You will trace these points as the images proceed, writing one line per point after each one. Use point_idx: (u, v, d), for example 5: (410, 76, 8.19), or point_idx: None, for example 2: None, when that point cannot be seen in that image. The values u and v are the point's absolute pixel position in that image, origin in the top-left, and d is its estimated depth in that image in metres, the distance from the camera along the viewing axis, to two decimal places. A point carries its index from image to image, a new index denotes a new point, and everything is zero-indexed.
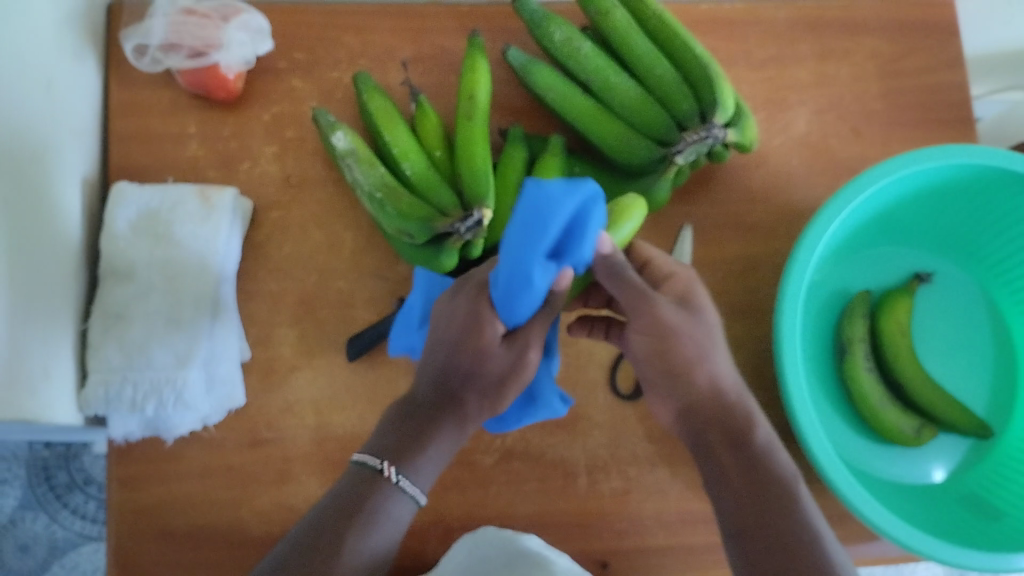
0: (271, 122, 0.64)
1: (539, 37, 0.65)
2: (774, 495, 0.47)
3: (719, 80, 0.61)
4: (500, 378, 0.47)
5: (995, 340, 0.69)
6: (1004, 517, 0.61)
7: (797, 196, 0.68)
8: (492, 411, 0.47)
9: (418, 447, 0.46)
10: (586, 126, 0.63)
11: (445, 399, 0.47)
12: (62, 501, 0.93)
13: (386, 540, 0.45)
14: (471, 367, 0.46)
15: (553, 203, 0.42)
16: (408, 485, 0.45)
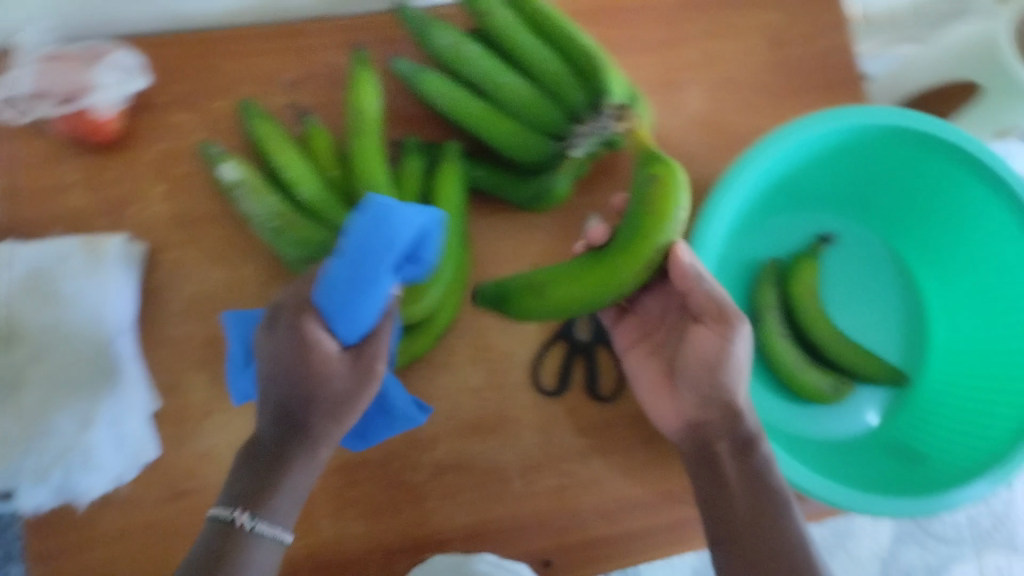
0: (156, 159, 0.62)
1: (422, 43, 0.63)
2: (767, 504, 0.50)
3: (608, 68, 0.60)
4: (335, 404, 0.46)
5: (901, 292, 0.71)
6: (928, 460, 0.63)
7: (700, 175, 0.68)
8: (342, 428, 0.47)
9: (270, 486, 0.46)
10: (481, 130, 0.62)
11: (292, 428, 0.46)
12: None
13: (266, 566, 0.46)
14: (311, 395, 0.45)
15: (393, 212, 0.44)
16: (265, 528, 0.45)
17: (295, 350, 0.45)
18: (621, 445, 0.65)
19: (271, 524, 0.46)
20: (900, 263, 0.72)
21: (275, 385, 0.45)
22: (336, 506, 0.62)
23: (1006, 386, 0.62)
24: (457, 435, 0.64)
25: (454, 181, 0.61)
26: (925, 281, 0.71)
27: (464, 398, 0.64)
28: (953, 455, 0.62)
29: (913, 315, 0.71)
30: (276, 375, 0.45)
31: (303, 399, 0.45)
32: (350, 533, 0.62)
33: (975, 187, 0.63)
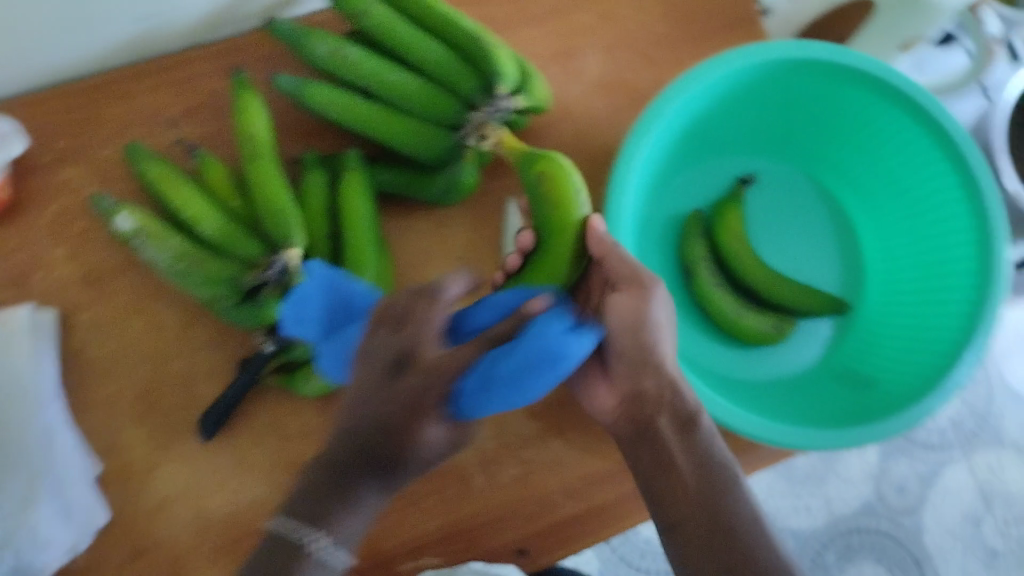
0: (52, 221, 0.61)
1: (301, 53, 0.61)
2: (715, 473, 0.52)
3: (497, 51, 0.59)
4: (429, 456, 0.46)
5: (830, 220, 0.71)
6: (877, 383, 0.63)
7: (608, 136, 0.68)
8: (418, 472, 0.47)
9: (341, 519, 0.46)
10: (376, 132, 0.60)
11: (383, 468, 0.45)
12: None
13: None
14: (408, 451, 0.45)
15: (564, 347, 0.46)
16: (330, 555, 0.46)
17: (407, 413, 0.44)
18: (576, 421, 0.65)
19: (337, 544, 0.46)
20: (823, 191, 0.72)
21: (372, 432, 0.45)
22: None
23: (944, 296, 0.62)
24: None
25: (361, 189, 0.60)
26: (851, 205, 0.71)
27: None
28: (901, 371, 0.62)
29: (845, 240, 0.71)
30: (379, 422, 0.45)
31: (403, 452, 0.45)
32: None
33: (879, 106, 0.63)
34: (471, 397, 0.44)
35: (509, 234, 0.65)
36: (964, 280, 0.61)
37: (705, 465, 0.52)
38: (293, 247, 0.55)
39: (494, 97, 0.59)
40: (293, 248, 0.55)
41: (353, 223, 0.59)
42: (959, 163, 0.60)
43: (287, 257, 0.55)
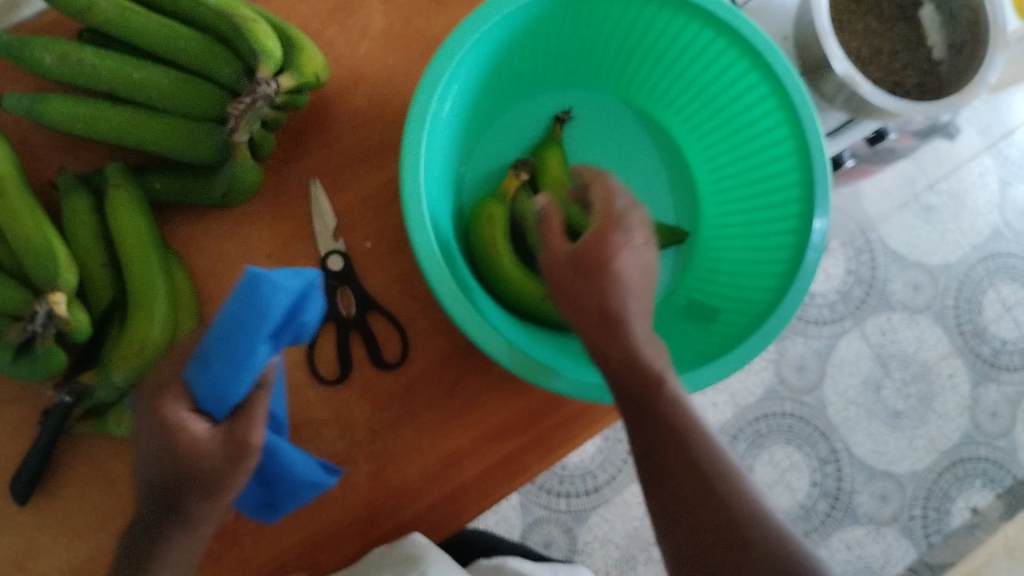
0: None
1: (33, 66, 0.55)
2: (662, 425, 0.47)
3: (249, 30, 0.53)
4: (212, 476, 0.43)
5: (656, 150, 0.70)
6: (719, 314, 0.61)
7: (408, 95, 0.62)
8: (220, 505, 0.45)
9: (154, 559, 0.44)
10: (132, 141, 0.55)
11: (174, 498, 0.44)
12: None
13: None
14: (184, 473, 0.43)
15: (264, 284, 0.42)
16: None
17: (157, 431, 0.43)
18: (427, 404, 0.60)
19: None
20: (647, 119, 0.69)
21: (155, 460, 0.44)
22: None
23: (772, 216, 0.61)
24: None
25: (130, 206, 0.54)
26: (676, 131, 0.69)
27: None
28: (740, 300, 0.60)
29: (673, 169, 0.70)
30: (152, 453, 0.43)
31: (186, 475, 0.43)
32: None
33: (683, 23, 0.59)
34: (187, 381, 0.44)
35: (319, 218, 0.60)
36: (790, 198, 0.59)
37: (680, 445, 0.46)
38: (55, 293, 0.49)
39: (255, 83, 0.53)
40: (57, 296, 0.49)
41: (128, 246, 0.53)
42: (769, 76, 0.57)
43: (51, 305, 0.49)
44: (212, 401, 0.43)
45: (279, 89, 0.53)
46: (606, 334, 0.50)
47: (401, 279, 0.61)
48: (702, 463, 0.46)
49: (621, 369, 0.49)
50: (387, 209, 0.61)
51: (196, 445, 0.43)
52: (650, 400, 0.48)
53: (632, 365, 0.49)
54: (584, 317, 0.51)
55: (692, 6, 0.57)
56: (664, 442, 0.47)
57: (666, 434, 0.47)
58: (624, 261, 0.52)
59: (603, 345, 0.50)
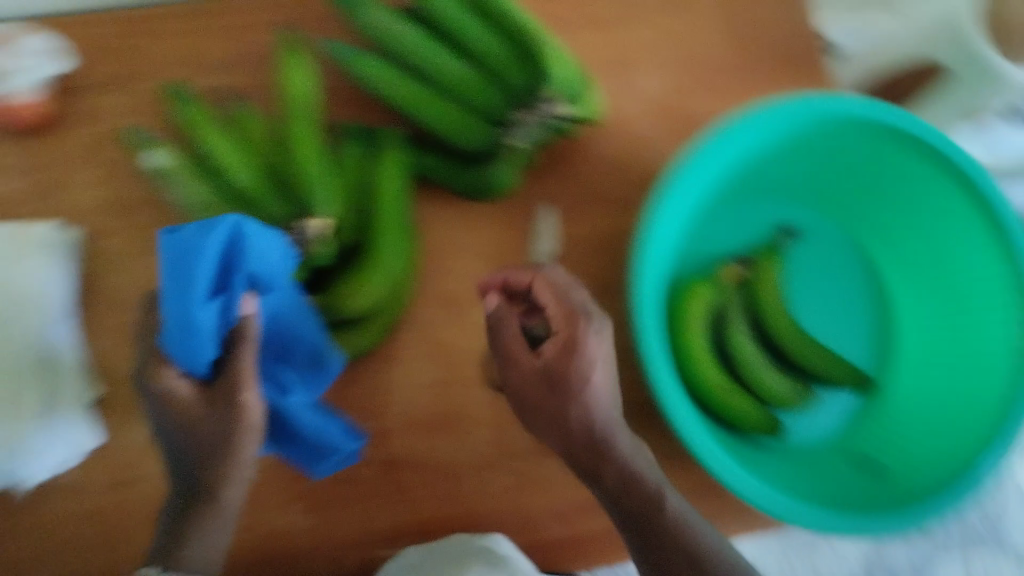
0: (85, 145, 0.60)
1: (353, 15, 0.57)
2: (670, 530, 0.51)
3: (551, 54, 0.55)
4: (221, 438, 0.48)
5: (870, 297, 0.69)
6: (892, 476, 0.60)
7: (657, 161, 0.65)
8: (236, 462, 0.49)
9: (188, 537, 0.49)
10: (416, 114, 0.58)
11: (199, 466, 0.49)
12: None
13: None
14: (208, 437, 0.48)
15: (186, 249, 0.44)
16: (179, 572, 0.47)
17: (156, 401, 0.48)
18: None
19: (201, 559, 0.49)
20: (871, 265, 0.70)
21: (178, 434, 0.49)
22: (288, 499, 0.62)
23: (971, 397, 0.60)
24: (408, 428, 0.63)
25: (398, 173, 0.59)
26: (896, 287, 0.69)
27: (414, 394, 0.63)
28: (919, 469, 0.59)
29: (885, 322, 0.69)
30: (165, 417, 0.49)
31: (202, 441, 0.49)
32: (294, 528, 0.62)
33: (943, 184, 0.61)
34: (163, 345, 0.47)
35: (540, 244, 0.64)
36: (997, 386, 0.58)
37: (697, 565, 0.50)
38: (319, 215, 0.54)
39: (539, 100, 0.56)
40: (320, 218, 0.54)
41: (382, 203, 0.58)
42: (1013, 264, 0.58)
43: (316, 225, 0.54)
44: (186, 357, 0.47)
45: (559, 114, 0.56)
46: (591, 463, 0.52)
47: None
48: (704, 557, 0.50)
49: (619, 489, 0.51)
50: (604, 253, 0.64)
51: (196, 409, 0.48)
52: (644, 506, 0.51)
53: (628, 480, 0.51)
54: (571, 443, 0.52)
55: (965, 175, 0.58)
56: (669, 541, 0.50)
57: (675, 538, 0.51)
58: (597, 374, 0.51)
59: (599, 458, 0.51)
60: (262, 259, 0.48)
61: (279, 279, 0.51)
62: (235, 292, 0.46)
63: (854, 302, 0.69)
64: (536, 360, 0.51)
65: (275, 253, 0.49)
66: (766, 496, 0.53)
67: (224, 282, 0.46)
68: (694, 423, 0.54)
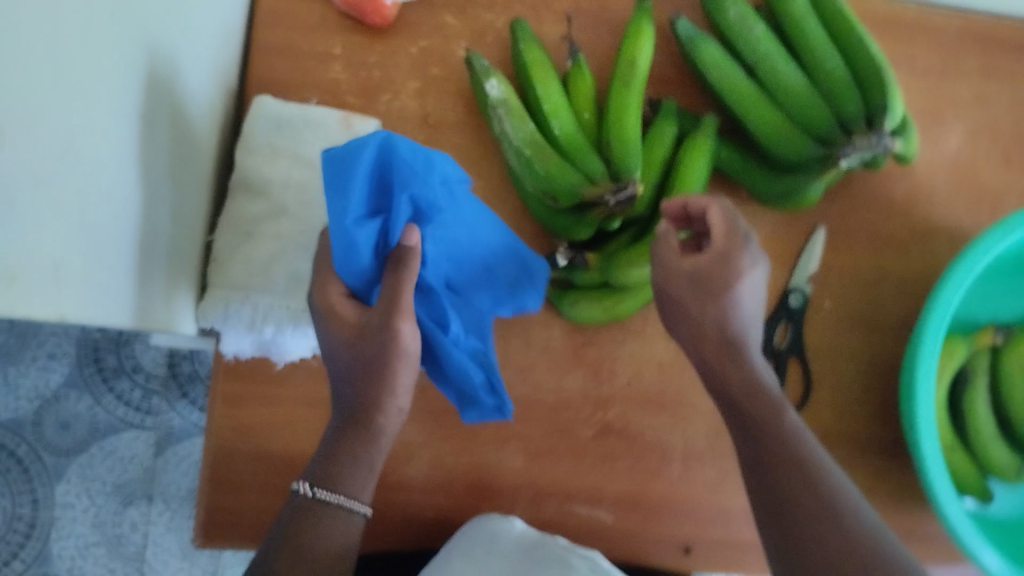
0: (418, 56, 0.62)
1: (710, 11, 0.62)
2: (786, 444, 0.44)
3: (893, 85, 0.57)
4: (380, 359, 0.45)
5: None
6: None
7: (935, 214, 0.66)
8: (394, 391, 0.45)
9: (340, 460, 0.44)
10: (743, 111, 0.60)
11: (357, 391, 0.45)
12: (109, 384, 1.00)
13: (339, 535, 0.43)
14: (370, 360, 0.45)
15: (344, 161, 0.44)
16: (329, 496, 0.43)
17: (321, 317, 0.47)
18: None
19: (343, 493, 0.44)
20: None
21: (338, 361, 0.47)
22: (504, 436, 0.62)
23: None
24: (631, 400, 0.63)
25: (702, 160, 0.59)
26: None
27: (646, 370, 0.64)
28: None
29: None
30: (327, 337, 0.47)
31: (361, 362, 0.45)
32: (508, 466, 0.62)
33: None
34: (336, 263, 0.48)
35: (805, 259, 0.64)
36: None
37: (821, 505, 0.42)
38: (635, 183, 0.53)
39: (877, 128, 0.56)
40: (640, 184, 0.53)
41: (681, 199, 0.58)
42: None
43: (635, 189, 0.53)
44: (349, 274, 0.46)
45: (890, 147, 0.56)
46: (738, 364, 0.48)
47: (833, 352, 0.64)
48: (840, 510, 0.42)
49: (742, 396, 0.47)
50: (861, 289, 0.65)
51: (357, 325, 0.46)
52: (761, 417, 0.46)
53: (753, 391, 0.47)
54: (704, 338, 0.48)
55: None
56: (779, 449, 0.44)
57: (783, 446, 0.44)
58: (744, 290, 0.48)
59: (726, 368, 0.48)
60: (418, 179, 0.46)
61: (439, 205, 0.48)
62: (395, 213, 0.46)
63: None
64: (684, 262, 0.48)
65: (431, 174, 0.48)
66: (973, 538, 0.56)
67: (382, 203, 0.46)
68: (944, 484, 0.56)
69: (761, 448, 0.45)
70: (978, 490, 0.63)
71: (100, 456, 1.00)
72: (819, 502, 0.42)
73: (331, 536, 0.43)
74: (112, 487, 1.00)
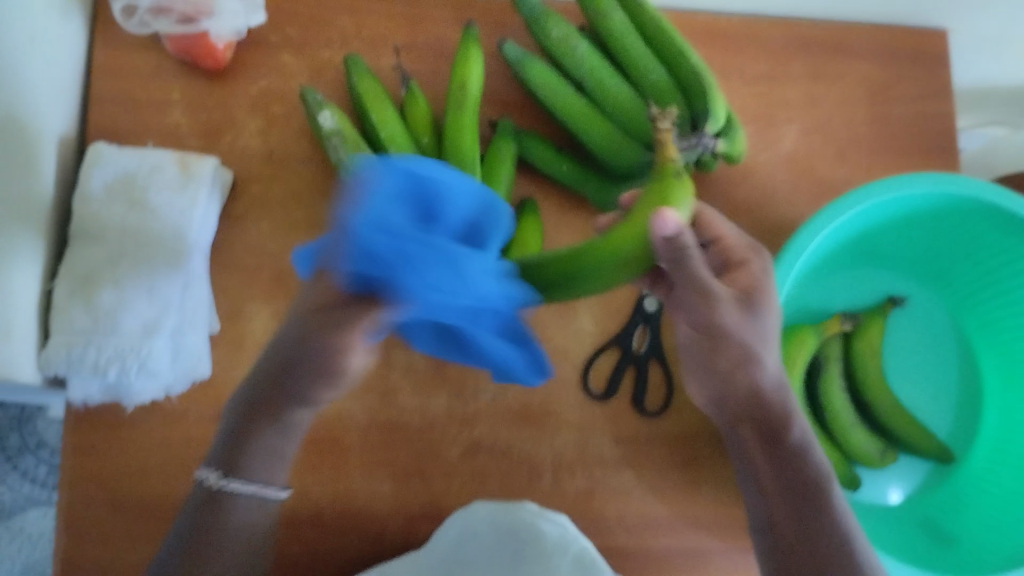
0: (258, 96, 0.64)
1: (536, 32, 0.64)
2: (807, 489, 0.50)
3: (713, 89, 0.58)
4: (335, 361, 0.44)
5: (958, 369, 0.72)
6: (960, 542, 0.65)
7: (779, 212, 0.69)
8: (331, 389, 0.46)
9: (251, 452, 0.47)
10: (577, 125, 0.62)
11: (275, 395, 0.46)
12: (12, 463, 0.94)
13: (250, 516, 0.49)
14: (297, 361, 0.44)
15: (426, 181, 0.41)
16: (237, 487, 0.48)
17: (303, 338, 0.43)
18: (660, 466, 0.65)
19: (260, 481, 0.48)
20: (963, 340, 0.73)
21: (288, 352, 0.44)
22: (368, 464, 0.61)
23: None
24: (495, 418, 0.63)
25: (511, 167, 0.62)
26: (985, 364, 0.72)
27: (510, 386, 0.64)
28: (985, 538, 0.64)
29: (965, 394, 0.72)
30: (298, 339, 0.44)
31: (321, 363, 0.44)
32: (375, 494, 0.61)
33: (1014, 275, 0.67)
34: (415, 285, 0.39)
35: None
36: None
37: (795, 496, 0.50)
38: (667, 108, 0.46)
39: (699, 133, 0.57)
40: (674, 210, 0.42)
41: (526, 241, 0.60)
42: None
43: (676, 223, 0.42)
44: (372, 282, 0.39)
45: (712, 147, 0.57)
46: (780, 424, 0.50)
47: None
48: (816, 495, 0.50)
49: (798, 447, 0.51)
50: None
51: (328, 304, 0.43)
52: (784, 427, 0.51)
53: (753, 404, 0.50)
54: (731, 392, 0.51)
55: None
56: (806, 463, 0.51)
57: (807, 461, 0.51)
58: (728, 311, 0.47)
59: (715, 356, 0.49)
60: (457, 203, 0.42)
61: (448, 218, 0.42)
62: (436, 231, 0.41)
63: (949, 374, 0.72)
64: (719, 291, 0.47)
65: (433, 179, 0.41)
66: None
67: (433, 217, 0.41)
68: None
69: (797, 510, 0.50)
70: (848, 479, 0.64)
71: (8, 537, 0.93)
72: (802, 496, 0.50)
73: (243, 513, 0.48)
74: (21, 568, 0.93)
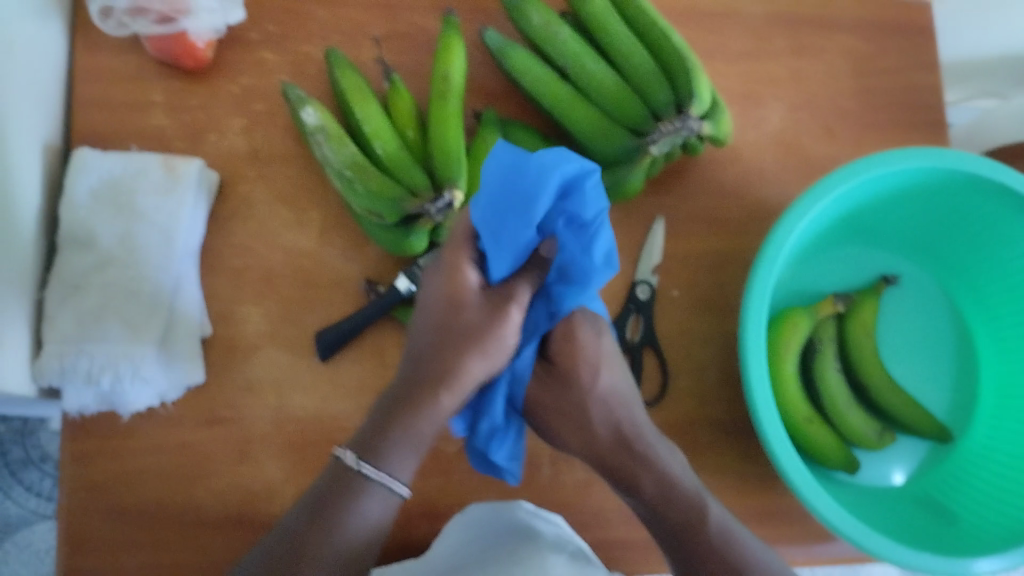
0: (240, 94, 0.64)
1: (517, 20, 0.63)
2: (679, 520, 0.47)
3: (696, 71, 0.58)
4: (472, 321, 0.44)
5: (953, 349, 0.72)
6: (959, 520, 0.65)
7: (769, 191, 0.68)
8: (459, 375, 0.43)
9: (389, 432, 0.43)
10: (561, 112, 0.61)
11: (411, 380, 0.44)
12: (17, 477, 0.94)
13: (376, 513, 0.42)
14: (465, 329, 0.44)
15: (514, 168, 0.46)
16: (372, 472, 0.42)
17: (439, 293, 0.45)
18: None
19: (388, 471, 0.42)
20: (958, 318, 0.73)
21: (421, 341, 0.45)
22: None
23: None
24: None
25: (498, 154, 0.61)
26: (981, 342, 0.72)
27: None
28: (984, 513, 0.64)
29: (961, 373, 0.72)
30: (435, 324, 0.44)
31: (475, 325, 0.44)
32: None
33: (1012, 249, 0.67)
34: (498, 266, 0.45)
35: (648, 251, 0.64)
36: None
37: (671, 531, 0.47)
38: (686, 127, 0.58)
39: (685, 115, 0.57)
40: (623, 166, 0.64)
41: None
42: None
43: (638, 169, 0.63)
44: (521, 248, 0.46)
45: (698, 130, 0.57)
46: (625, 466, 0.48)
47: (683, 334, 0.65)
48: (694, 516, 0.46)
49: (657, 498, 0.47)
50: (706, 273, 0.66)
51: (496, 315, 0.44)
52: (623, 464, 0.48)
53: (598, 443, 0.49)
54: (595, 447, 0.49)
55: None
56: (670, 498, 0.47)
57: (674, 496, 0.47)
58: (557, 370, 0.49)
59: (551, 428, 0.50)
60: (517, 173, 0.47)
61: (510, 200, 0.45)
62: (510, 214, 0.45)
63: (945, 352, 0.72)
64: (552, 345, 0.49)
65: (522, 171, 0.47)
66: (854, 527, 0.56)
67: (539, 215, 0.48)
68: (787, 451, 0.56)
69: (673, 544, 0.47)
70: (846, 462, 0.64)
71: (15, 552, 0.93)
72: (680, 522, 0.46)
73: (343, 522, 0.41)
74: None
